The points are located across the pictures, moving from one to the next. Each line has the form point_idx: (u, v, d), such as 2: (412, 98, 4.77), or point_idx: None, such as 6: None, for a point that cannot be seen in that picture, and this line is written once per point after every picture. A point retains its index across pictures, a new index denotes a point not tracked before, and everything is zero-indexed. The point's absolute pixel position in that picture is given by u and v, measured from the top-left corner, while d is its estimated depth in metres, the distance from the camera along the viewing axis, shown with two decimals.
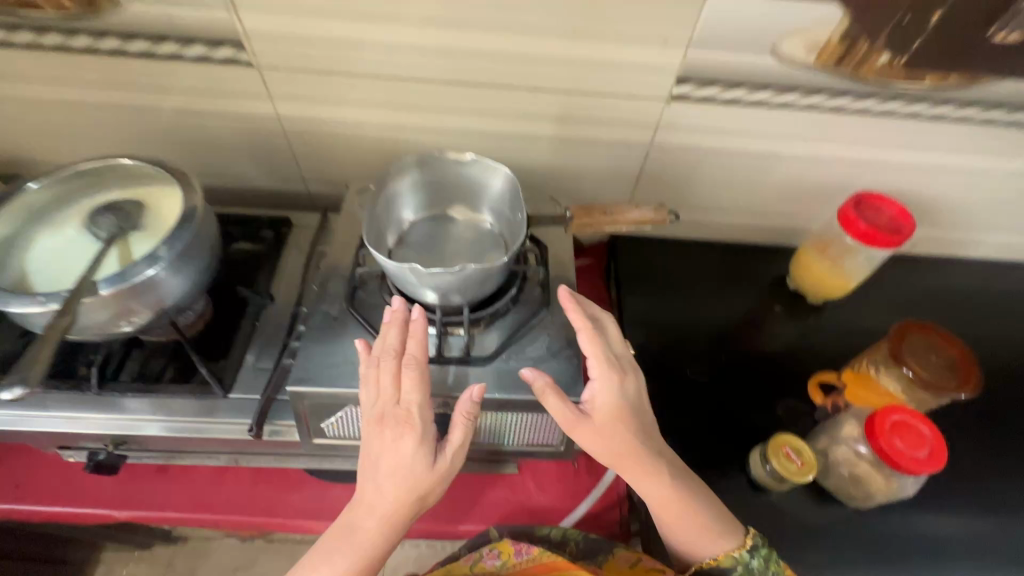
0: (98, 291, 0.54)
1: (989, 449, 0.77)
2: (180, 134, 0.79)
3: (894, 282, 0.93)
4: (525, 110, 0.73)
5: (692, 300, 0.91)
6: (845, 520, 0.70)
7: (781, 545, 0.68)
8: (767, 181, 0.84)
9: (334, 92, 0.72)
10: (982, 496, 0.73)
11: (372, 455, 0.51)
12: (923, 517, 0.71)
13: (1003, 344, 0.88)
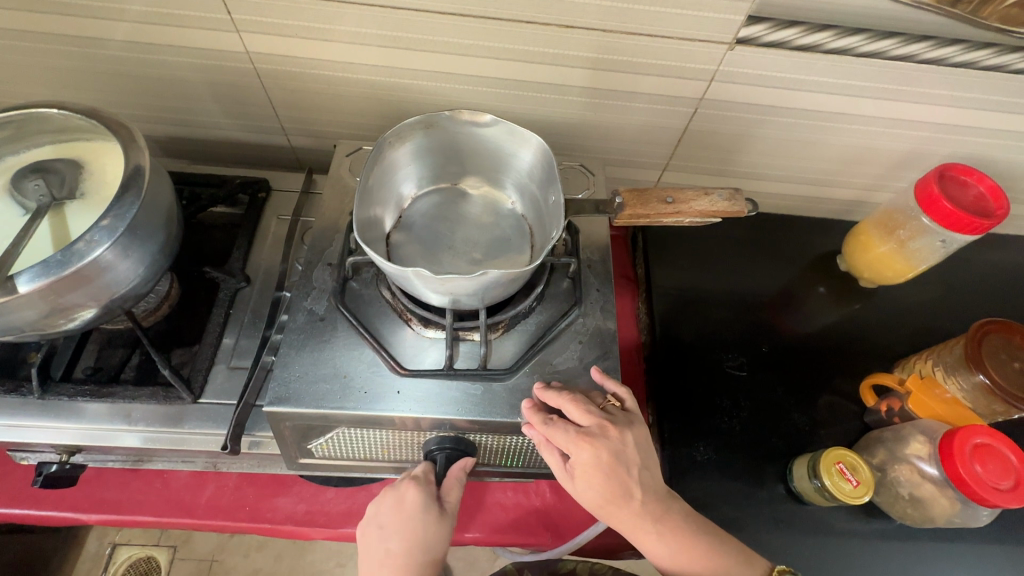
0: (17, 288, 0.42)
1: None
2: (131, 74, 0.65)
3: (954, 263, 0.83)
4: (555, 51, 0.59)
5: (730, 279, 0.81)
6: (892, 538, 0.63)
7: (823, 566, 0.61)
8: (835, 146, 0.71)
9: (313, 22, 0.57)
10: None
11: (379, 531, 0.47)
12: (977, 534, 0.64)
13: None
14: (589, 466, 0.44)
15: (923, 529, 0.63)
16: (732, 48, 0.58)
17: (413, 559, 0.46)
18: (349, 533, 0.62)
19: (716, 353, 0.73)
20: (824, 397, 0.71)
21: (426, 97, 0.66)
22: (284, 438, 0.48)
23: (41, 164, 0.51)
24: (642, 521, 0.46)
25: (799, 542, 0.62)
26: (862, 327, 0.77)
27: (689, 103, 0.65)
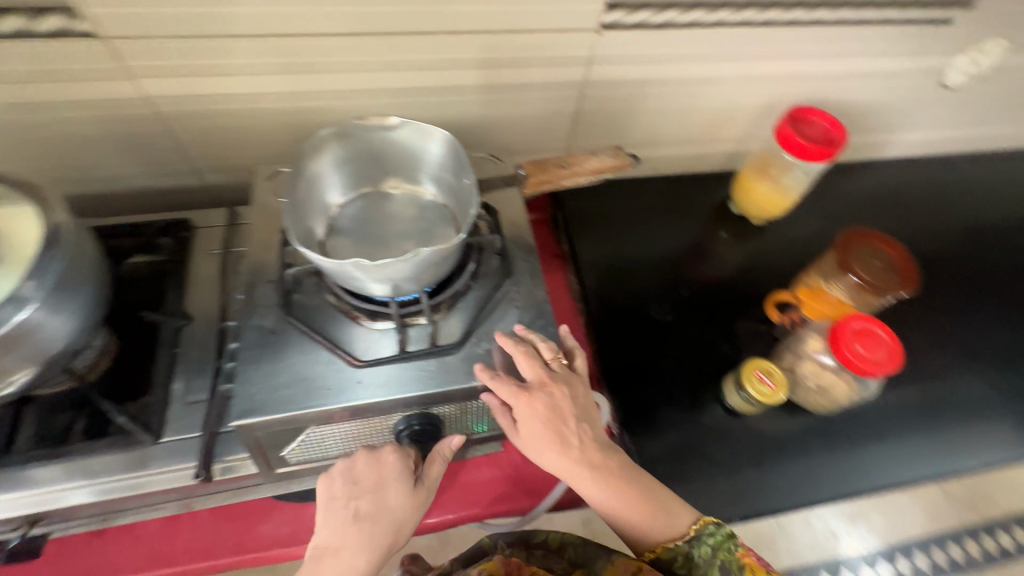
0: None
1: (919, 334, 0.84)
2: (19, 137, 0.63)
3: (824, 193, 0.97)
4: (443, 56, 0.64)
5: (645, 236, 0.89)
6: (811, 428, 0.74)
7: (762, 464, 0.71)
8: (705, 108, 0.82)
9: (212, 58, 0.59)
10: (916, 378, 0.80)
11: (345, 496, 0.51)
12: (875, 410, 0.76)
13: (922, 235, 0.94)
14: (531, 417, 0.50)
15: (834, 416, 0.75)
16: (596, 34, 0.66)
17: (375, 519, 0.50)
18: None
19: (642, 303, 0.81)
20: (737, 323, 0.81)
21: (333, 117, 0.69)
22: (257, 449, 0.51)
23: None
24: (582, 470, 0.52)
25: (741, 450, 0.71)
26: (758, 259, 0.89)
27: (574, 87, 0.72)
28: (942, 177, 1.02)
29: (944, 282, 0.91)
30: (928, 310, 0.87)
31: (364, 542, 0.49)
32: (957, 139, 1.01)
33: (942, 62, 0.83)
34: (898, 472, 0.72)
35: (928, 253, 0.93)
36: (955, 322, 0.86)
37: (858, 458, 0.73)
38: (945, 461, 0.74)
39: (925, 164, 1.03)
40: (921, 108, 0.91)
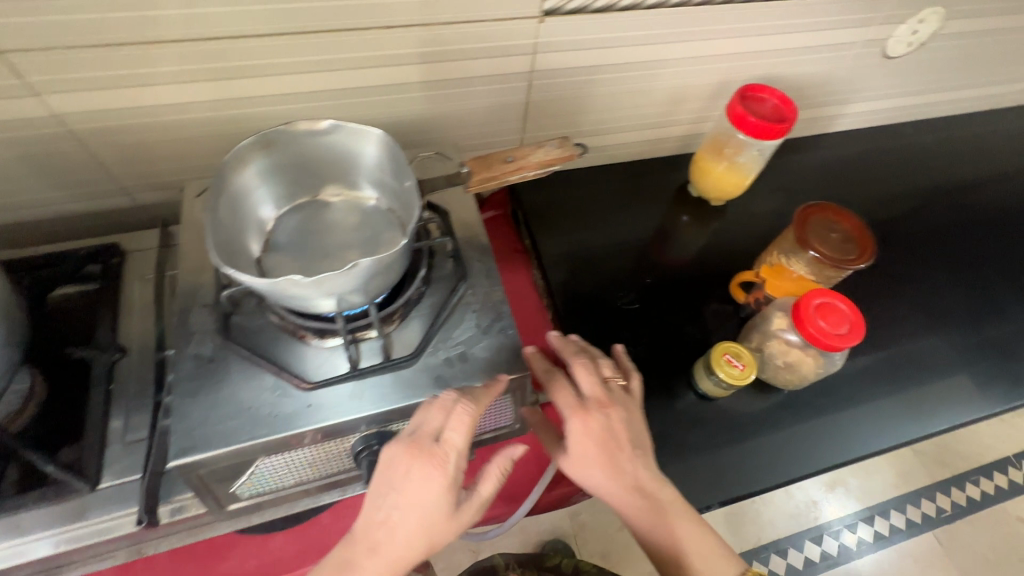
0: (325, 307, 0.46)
1: (983, 270, 0.96)
2: (185, 135, 0.66)
3: (880, 156, 1.08)
4: (581, 39, 0.70)
5: (740, 201, 0.97)
6: (917, 357, 0.84)
7: (887, 389, 0.80)
8: (798, 77, 0.90)
9: (398, 50, 0.64)
10: (992, 307, 0.91)
11: (589, 440, 0.54)
12: (967, 338, 0.87)
13: (965, 186, 1.08)
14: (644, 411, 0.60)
15: (934, 345, 0.85)
16: (712, 12, 0.73)
17: (620, 474, 0.54)
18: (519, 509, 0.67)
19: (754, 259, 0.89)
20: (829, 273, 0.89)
21: (468, 103, 0.74)
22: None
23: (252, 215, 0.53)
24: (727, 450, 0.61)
25: (867, 378, 0.80)
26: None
27: (680, 63, 0.79)
28: (965, 137, 1.14)
29: (985, 229, 1.02)
30: (986, 250, 0.99)
31: (610, 492, 0.54)
32: (977, 100, 1.13)
33: (989, 25, 0.93)
34: (992, 400, 0.80)
35: (973, 202, 1.06)
36: (999, 262, 0.98)
37: (955, 389, 0.81)
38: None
39: (957, 123, 1.15)
40: (960, 70, 1.02)
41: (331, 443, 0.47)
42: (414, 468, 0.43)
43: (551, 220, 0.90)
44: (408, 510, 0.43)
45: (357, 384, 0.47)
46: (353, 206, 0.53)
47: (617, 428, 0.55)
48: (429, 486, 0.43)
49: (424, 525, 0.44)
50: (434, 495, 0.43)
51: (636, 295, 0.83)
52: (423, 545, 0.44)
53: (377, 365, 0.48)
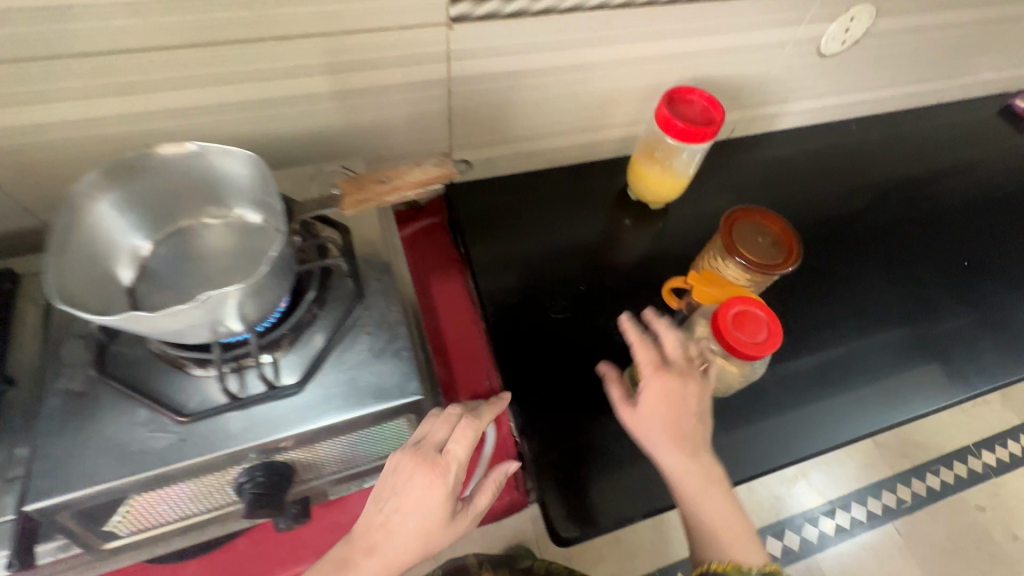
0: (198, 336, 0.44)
1: (918, 267, 0.97)
2: (77, 154, 0.62)
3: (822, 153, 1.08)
4: (495, 45, 0.68)
5: (678, 203, 0.97)
6: (847, 358, 0.85)
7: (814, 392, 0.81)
8: (731, 77, 0.88)
9: (296, 61, 0.61)
10: (925, 305, 0.92)
11: (662, 402, 0.61)
12: (897, 338, 0.88)
13: (906, 181, 1.08)
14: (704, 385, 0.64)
15: (864, 345, 0.86)
16: (631, 14, 0.71)
17: (678, 442, 0.60)
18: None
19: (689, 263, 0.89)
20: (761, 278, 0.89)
21: (384, 113, 0.72)
22: (380, 430, 0.51)
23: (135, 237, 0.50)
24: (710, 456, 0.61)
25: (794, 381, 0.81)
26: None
27: (605, 67, 0.78)
28: (908, 132, 1.14)
29: (924, 226, 1.02)
30: (922, 246, 1.00)
31: (667, 453, 0.60)
32: (920, 93, 1.12)
33: (923, 21, 0.92)
34: (914, 407, 0.82)
35: (914, 197, 1.06)
36: (936, 261, 0.98)
37: (879, 396, 0.82)
38: (951, 393, 0.84)
39: (900, 117, 1.15)
40: (899, 66, 1.01)
41: (210, 476, 0.45)
42: (417, 476, 0.49)
43: (485, 227, 0.88)
44: (408, 514, 0.49)
45: (240, 414, 0.46)
46: (233, 229, 0.51)
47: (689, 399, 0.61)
48: (431, 492, 0.49)
49: (425, 526, 0.49)
50: (435, 502, 0.49)
51: (567, 302, 0.82)
52: (420, 547, 0.49)
53: (263, 393, 0.47)
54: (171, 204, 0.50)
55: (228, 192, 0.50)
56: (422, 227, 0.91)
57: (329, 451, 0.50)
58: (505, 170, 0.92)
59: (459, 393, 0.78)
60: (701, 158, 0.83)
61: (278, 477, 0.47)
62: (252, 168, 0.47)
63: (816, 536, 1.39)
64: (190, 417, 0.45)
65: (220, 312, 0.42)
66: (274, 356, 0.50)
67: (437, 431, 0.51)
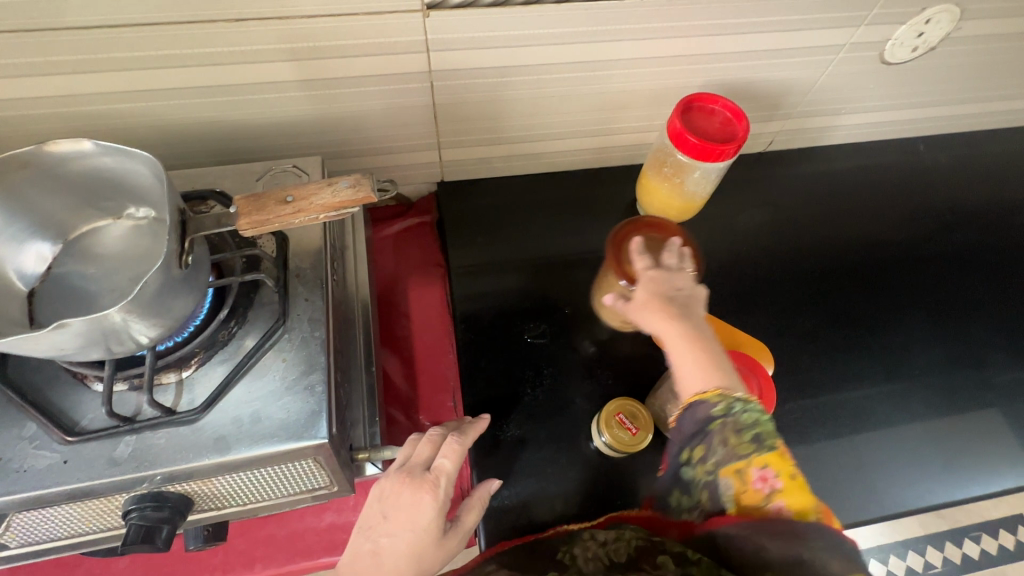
0: (85, 356, 0.40)
1: (973, 319, 0.82)
2: (35, 135, 0.60)
3: (876, 175, 0.93)
4: (481, 35, 0.60)
5: (695, 222, 0.86)
6: (867, 419, 0.73)
7: (817, 455, 0.70)
8: (769, 83, 0.76)
9: (255, 47, 0.55)
10: (974, 366, 0.79)
11: (649, 283, 0.55)
12: (932, 401, 0.76)
13: (975, 215, 0.92)
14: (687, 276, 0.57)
15: (889, 407, 0.74)
16: (646, 7, 0.61)
17: (665, 305, 0.54)
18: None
19: None
20: (770, 316, 0.79)
21: (359, 104, 0.65)
22: (287, 469, 0.46)
23: (31, 237, 0.45)
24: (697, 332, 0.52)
25: (797, 442, 0.71)
26: (797, 249, 0.86)
27: (614, 66, 0.68)
28: (989, 156, 0.97)
29: (989, 272, 0.87)
30: (983, 295, 0.85)
31: (663, 326, 0.53)
32: (1009, 112, 0.95)
33: (1022, 26, 0.75)
34: (937, 495, 0.69)
35: (982, 237, 0.90)
36: (999, 315, 0.83)
37: (896, 477, 0.70)
38: (991, 478, 0.71)
39: (981, 139, 0.98)
40: (986, 78, 0.85)
41: (94, 501, 0.43)
42: (402, 493, 0.48)
43: (470, 232, 0.81)
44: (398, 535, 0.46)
45: (130, 439, 0.43)
46: (148, 230, 0.46)
47: (674, 276, 0.56)
48: (419, 509, 0.47)
49: (415, 549, 0.47)
50: (426, 520, 0.47)
51: (546, 325, 0.74)
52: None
53: (160, 418, 0.43)
54: (68, 207, 0.45)
55: (141, 193, 0.45)
56: (409, 225, 0.85)
57: (230, 483, 0.46)
58: (502, 170, 0.84)
59: (419, 412, 0.72)
60: (719, 177, 0.72)
61: (169, 507, 0.44)
62: (152, 171, 0.41)
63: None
64: (74, 438, 0.42)
65: (98, 336, 0.38)
66: (180, 375, 0.46)
67: (422, 448, 0.51)
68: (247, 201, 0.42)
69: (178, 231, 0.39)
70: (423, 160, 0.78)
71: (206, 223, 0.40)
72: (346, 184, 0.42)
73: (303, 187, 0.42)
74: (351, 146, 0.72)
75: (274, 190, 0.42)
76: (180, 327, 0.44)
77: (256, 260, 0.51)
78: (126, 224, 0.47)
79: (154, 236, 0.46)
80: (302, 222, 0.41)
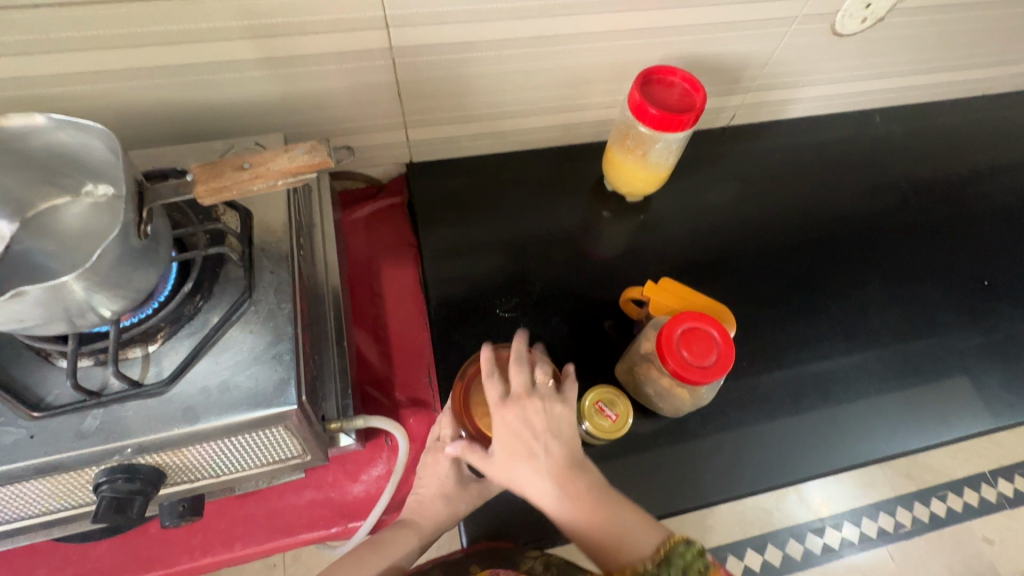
0: (47, 329, 0.40)
1: (929, 281, 0.86)
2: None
3: (835, 148, 0.96)
4: (441, 10, 0.60)
5: (663, 196, 0.88)
6: (830, 378, 0.76)
7: (784, 412, 0.73)
8: (729, 56, 0.78)
9: (213, 26, 0.55)
10: (931, 325, 0.82)
11: (508, 437, 0.53)
12: (890, 358, 0.79)
13: (929, 182, 0.95)
14: (545, 416, 0.54)
15: (850, 366, 0.78)
16: None
17: (530, 465, 0.52)
18: (357, 527, 0.64)
19: (661, 264, 0.82)
20: (735, 285, 0.82)
21: (322, 83, 0.66)
22: (258, 438, 0.47)
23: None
24: (578, 492, 0.53)
25: (765, 402, 0.73)
26: (760, 221, 0.88)
27: (574, 40, 0.69)
28: (941, 126, 1.00)
29: (943, 237, 0.90)
30: (935, 258, 0.88)
31: (536, 485, 0.53)
32: (959, 83, 0.98)
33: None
34: (891, 445, 0.73)
35: (935, 203, 0.94)
36: (950, 277, 0.87)
37: (853, 431, 0.73)
38: (948, 427, 0.75)
39: (933, 111, 1.02)
40: (934, 50, 0.88)
41: (64, 475, 0.43)
42: (428, 457, 0.62)
43: (442, 212, 0.82)
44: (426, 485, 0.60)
45: (98, 413, 0.43)
46: (108, 207, 0.47)
47: (529, 424, 0.53)
48: (439, 466, 0.60)
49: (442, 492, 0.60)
50: (446, 471, 0.60)
51: (518, 300, 0.76)
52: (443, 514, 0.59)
53: (127, 391, 0.43)
54: (25, 184, 0.45)
55: (99, 169, 0.45)
56: (380, 207, 0.85)
57: (202, 454, 0.47)
58: (471, 150, 0.85)
59: (395, 389, 0.73)
60: (681, 148, 0.74)
61: (141, 479, 0.44)
62: (108, 145, 0.41)
63: (818, 546, 1.24)
64: (40, 414, 0.42)
65: (57, 306, 0.38)
66: (147, 349, 0.46)
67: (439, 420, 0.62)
68: (203, 169, 0.42)
69: (136, 201, 0.39)
70: (391, 141, 0.79)
71: (164, 192, 0.41)
72: (303, 150, 0.42)
73: (260, 154, 0.43)
74: (317, 127, 0.72)
75: (231, 158, 0.43)
76: (143, 299, 0.44)
77: (220, 235, 0.51)
78: (85, 202, 0.47)
79: (114, 213, 0.46)
80: (252, 188, 0.41)
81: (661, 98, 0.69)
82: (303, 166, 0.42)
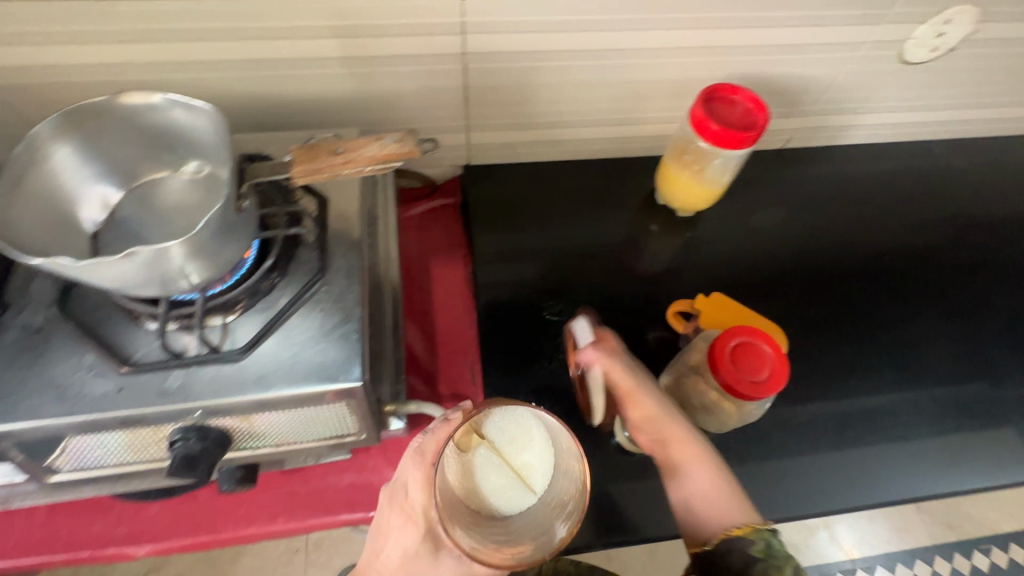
0: (143, 289, 0.43)
1: (986, 321, 0.83)
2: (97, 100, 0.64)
3: (892, 176, 0.95)
4: (513, 19, 0.63)
5: (712, 214, 0.88)
6: (875, 410, 0.74)
7: (827, 440, 0.72)
8: (791, 79, 0.79)
9: (305, 25, 0.59)
10: (986, 365, 0.79)
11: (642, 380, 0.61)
12: (941, 394, 0.77)
13: (989, 218, 0.92)
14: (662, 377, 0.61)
15: (899, 399, 0.76)
16: None
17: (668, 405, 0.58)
18: None
19: (707, 281, 0.82)
20: (781, 307, 0.81)
21: (396, 84, 0.69)
22: (317, 412, 0.50)
23: (95, 179, 0.49)
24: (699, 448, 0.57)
25: (806, 427, 0.72)
26: (810, 244, 0.87)
27: (639, 55, 0.71)
28: (1005, 162, 0.98)
29: (1001, 276, 0.88)
30: (993, 298, 0.85)
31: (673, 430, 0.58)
32: None
33: None
34: (942, 484, 0.70)
35: (994, 240, 0.91)
36: (1008, 317, 0.84)
37: (901, 466, 0.71)
38: (1002, 472, 0.72)
39: (996, 145, 0.99)
40: (1004, 83, 0.86)
41: (143, 429, 0.46)
42: (392, 515, 0.49)
43: (493, 215, 0.84)
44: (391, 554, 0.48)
45: (178, 373, 0.46)
46: (201, 182, 0.50)
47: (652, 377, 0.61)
48: (404, 533, 0.48)
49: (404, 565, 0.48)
50: (409, 543, 0.47)
51: (564, 305, 0.77)
52: None
53: (207, 355, 0.46)
54: (134, 154, 0.49)
55: (198, 147, 0.48)
56: (435, 206, 0.88)
57: (267, 422, 0.49)
58: (525, 157, 0.87)
59: (439, 382, 0.75)
60: (737, 166, 0.74)
61: (210, 440, 0.47)
62: (212, 124, 0.45)
63: None
64: (128, 369, 0.45)
65: (157, 269, 0.41)
66: (225, 319, 0.49)
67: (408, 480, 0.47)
68: (299, 151, 0.46)
69: (236, 177, 0.43)
70: (452, 143, 0.81)
71: (262, 170, 0.44)
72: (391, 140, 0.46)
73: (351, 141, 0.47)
74: (384, 125, 0.75)
75: (324, 143, 0.47)
76: (228, 271, 0.47)
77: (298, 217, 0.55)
78: (181, 175, 0.51)
79: (208, 188, 0.50)
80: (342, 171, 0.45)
81: (718, 114, 0.70)
82: (392, 154, 0.45)
